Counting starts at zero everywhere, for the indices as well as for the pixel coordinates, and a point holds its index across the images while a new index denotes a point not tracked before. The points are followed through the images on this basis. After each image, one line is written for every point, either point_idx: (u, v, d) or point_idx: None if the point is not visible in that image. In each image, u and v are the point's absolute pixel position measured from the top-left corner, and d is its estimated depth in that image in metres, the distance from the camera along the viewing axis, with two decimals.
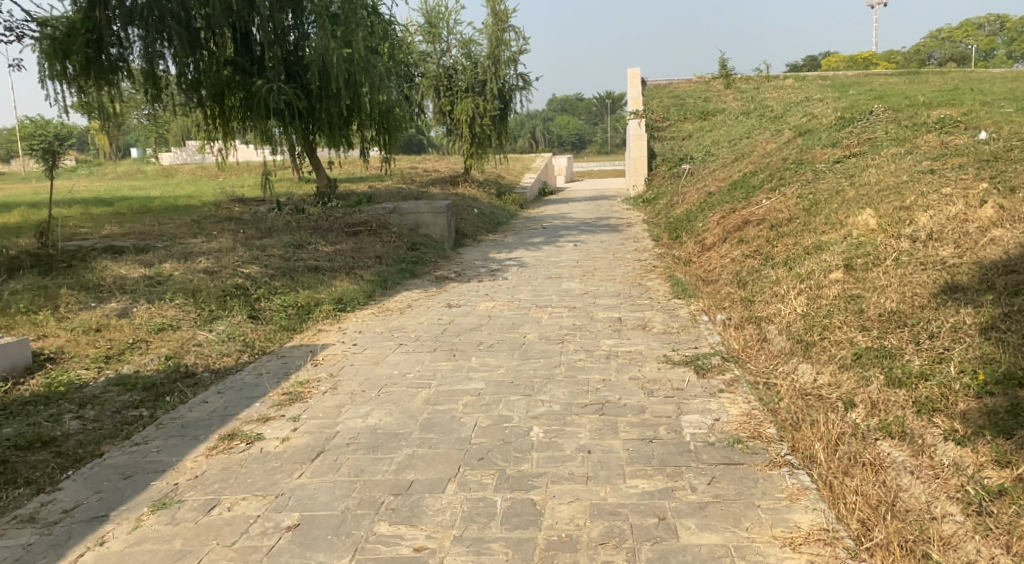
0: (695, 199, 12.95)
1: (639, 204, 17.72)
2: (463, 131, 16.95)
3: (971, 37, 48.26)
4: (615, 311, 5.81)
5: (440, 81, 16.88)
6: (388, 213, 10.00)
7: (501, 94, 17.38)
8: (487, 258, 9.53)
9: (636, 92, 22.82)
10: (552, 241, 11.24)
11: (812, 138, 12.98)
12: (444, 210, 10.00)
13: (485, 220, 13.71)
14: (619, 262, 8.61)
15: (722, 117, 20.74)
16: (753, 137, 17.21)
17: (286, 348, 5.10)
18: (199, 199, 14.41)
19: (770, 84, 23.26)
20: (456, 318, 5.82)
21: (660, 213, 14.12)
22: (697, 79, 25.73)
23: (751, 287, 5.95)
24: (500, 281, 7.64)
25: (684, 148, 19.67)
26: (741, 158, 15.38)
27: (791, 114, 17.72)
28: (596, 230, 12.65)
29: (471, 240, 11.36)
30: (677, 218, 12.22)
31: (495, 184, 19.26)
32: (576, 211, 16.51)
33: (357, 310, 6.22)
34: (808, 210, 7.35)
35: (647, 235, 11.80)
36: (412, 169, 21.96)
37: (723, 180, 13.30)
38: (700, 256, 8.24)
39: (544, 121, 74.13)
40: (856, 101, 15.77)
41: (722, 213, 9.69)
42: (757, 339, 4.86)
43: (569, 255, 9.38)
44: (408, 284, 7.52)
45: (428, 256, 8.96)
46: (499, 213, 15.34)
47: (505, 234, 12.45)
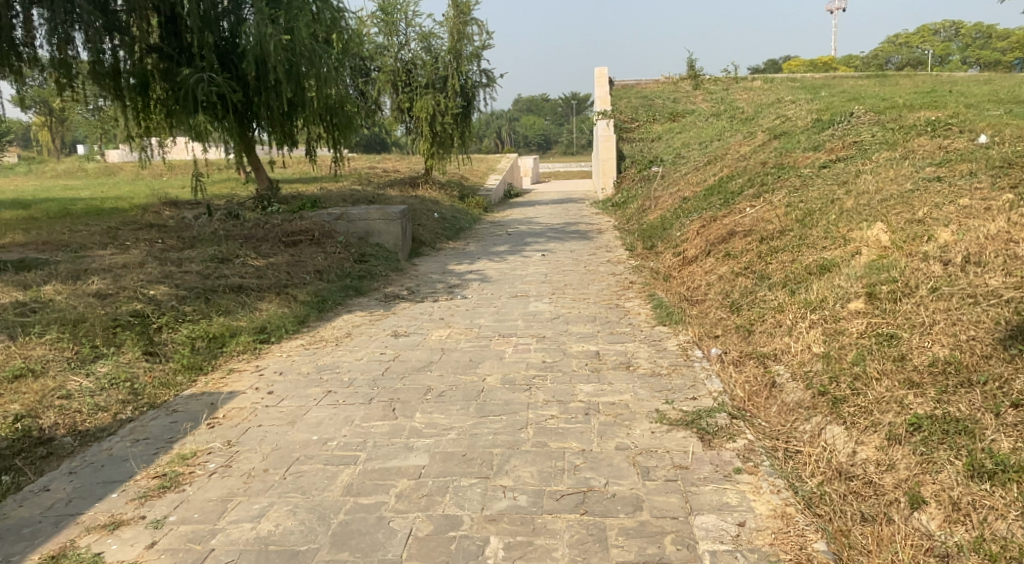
0: (669, 205, 12.17)
1: (608, 208, 16.93)
2: (422, 130, 15.93)
3: (927, 42, 48.86)
4: (589, 343, 4.91)
5: (398, 76, 15.81)
6: (336, 219, 8.94)
7: (463, 91, 16.40)
8: (444, 271, 8.57)
9: (604, 91, 22.05)
10: (517, 250, 10.33)
11: (791, 141, 12.28)
12: (398, 216, 8.98)
13: (446, 225, 12.72)
14: (592, 277, 7.75)
15: (692, 118, 20.08)
16: (725, 140, 16.55)
17: (183, 399, 4.09)
18: (131, 201, 13.17)
19: (740, 85, 22.70)
20: (402, 352, 4.86)
21: (632, 219, 13.32)
22: (665, 79, 25.09)
23: (747, 313, 5.08)
24: (457, 300, 6.71)
25: (653, 149, 18.95)
26: (714, 162, 14.67)
27: (764, 117, 17.10)
28: (564, 237, 11.77)
29: (429, 249, 10.38)
30: (650, 226, 11.41)
31: (458, 186, 18.31)
32: (543, 216, 15.65)
33: (283, 341, 5.23)
34: (804, 220, 6.55)
35: (619, 243, 10.98)
36: (371, 169, 20.88)
37: (698, 185, 12.56)
38: (680, 270, 7.39)
39: (509, 121, 73.25)
40: (831, 104, 15.20)
41: (703, 222, 8.86)
42: (763, 383, 4.00)
43: (536, 267, 8.48)
44: (350, 304, 6.53)
45: (376, 269, 7.96)
46: (461, 218, 14.36)
47: (466, 241, 11.49)
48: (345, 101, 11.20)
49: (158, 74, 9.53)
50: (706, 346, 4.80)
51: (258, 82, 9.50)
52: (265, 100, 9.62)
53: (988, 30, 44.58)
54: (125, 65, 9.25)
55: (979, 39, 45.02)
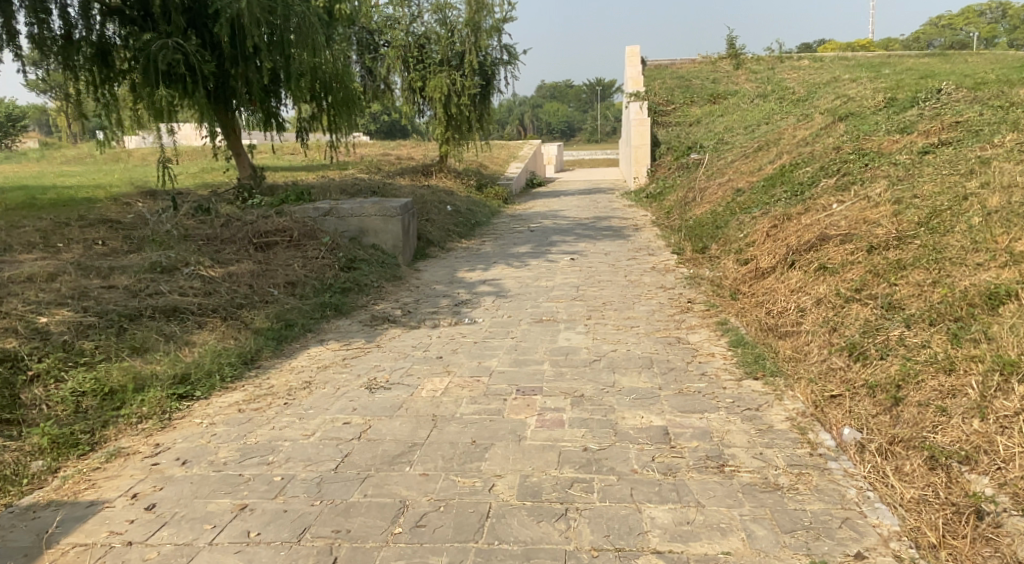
0: (718, 197, 10.49)
1: (641, 200, 15.26)
2: (437, 112, 14.37)
3: (972, 24, 46.31)
4: (653, 413, 3.29)
5: (409, 52, 14.22)
6: (323, 216, 7.44)
7: (482, 70, 14.82)
8: (453, 280, 7.00)
9: (636, 71, 20.29)
10: (543, 251, 8.74)
11: (862, 124, 10.53)
12: (398, 213, 7.43)
13: (459, 220, 11.16)
14: (637, 292, 6.12)
15: (735, 100, 18.28)
16: (775, 124, 14.79)
17: (8, 515, 2.57)
18: (109, 190, 11.76)
19: (786, 65, 20.82)
20: (375, 421, 3.29)
21: (671, 214, 11.68)
22: (701, 59, 23.24)
23: (885, 369, 3.49)
24: (464, 324, 5.14)
25: (692, 134, 17.21)
26: (766, 148, 12.93)
27: (819, 98, 15.28)
28: (595, 235, 10.15)
29: (438, 250, 8.81)
30: (697, 222, 9.73)
31: (476, 175, 16.77)
32: (569, 208, 14.02)
33: (213, 395, 3.67)
34: (933, 225, 4.88)
35: (661, 243, 9.37)
36: (384, 157, 19.40)
37: (751, 175, 10.86)
38: (754, 284, 5.79)
39: (532, 107, 71.39)
40: (900, 83, 13.39)
41: (773, 222, 7.23)
42: (958, 511, 2.40)
43: (566, 277, 6.88)
44: (325, 330, 4.98)
45: (367, 280, 6.40)
46: (477, 212, 12.80)
47: (483, 240, 9.92)
48: (342, 77, 9.63)
49: (121, 43, 8.04)
50: (833, 424, 3.22)
51: (235, 51, 7.96)
52: (244, 72, 8.08)
53: None
54: (80, 33, 7.76)
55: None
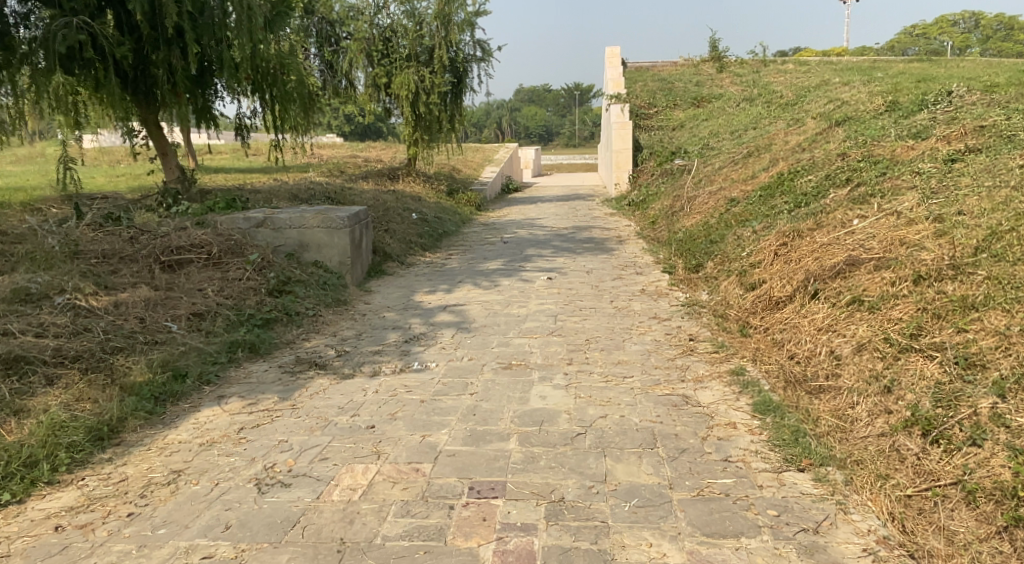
0: (709, 207, 9.54)
1: (623, 209, 14.31)
2: (404, 111, 13.27)
3: (945, 34, 46.37)
4: (664, 539, 2.28)
5: (374, 46, 13.05)
6: (255, 227, 6.30)
7: (453, 66, 13.79)
8: (408, 304, 5.91)
9: (616, 71, 19.37)
10: (516, 268, 7.69)
11: (865, 129, 9.66)
12: (344, 225, 6.34)
13: (424, 230, 10.07)
14: (626, 324, 5.08)
15: (720, 104, 17.44)
16: (764, 129, 13.95)
17: None
18: (31, 192, 10.48)
19: (771, 68, 20.03)
20: (252, 553, 2.23)
21: (658, 224, 10.71)
22: (683, 61, 22.42)
23: (987, 465, 2.51)
24: (411, 370, 4.05)
25: (676, 139, 16.33)
26: (758, 155, 12.05)
27: (810, 102, 14.46)
28: (575, 248, 9.15)
29: (396, 266, 7.73)
30: (689, 235, 8.76)
31: (447, 179, 15.71)
32: (547, 216, 13.02)
33: (28, 499, 2.60)
34: (996, 250, 3.90)
35: (648, 258, 8.40)
36: (351, 159, 18.26)
37: (744, 183, 9.93)
38: (767, 318, 4.79)
39: (509, 110, 70.45)
40: (897, 87, 12.60)
41: (778, 240, 6.23)
42: None
43: (541, 303, 5.83)
44: (228, 381, 3.87)
45: (300, 308, 5.28)
46: (446, 220, 11.73)
47: (449, 253, 8.84)
48: (285, 68, 8.43)
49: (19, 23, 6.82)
50: None
51: (154, 33, 6.77)
52: (166, 59, 6.89)
53: (1010, 22, 42.20)
54: None
55: (1000, 30, 42.58)
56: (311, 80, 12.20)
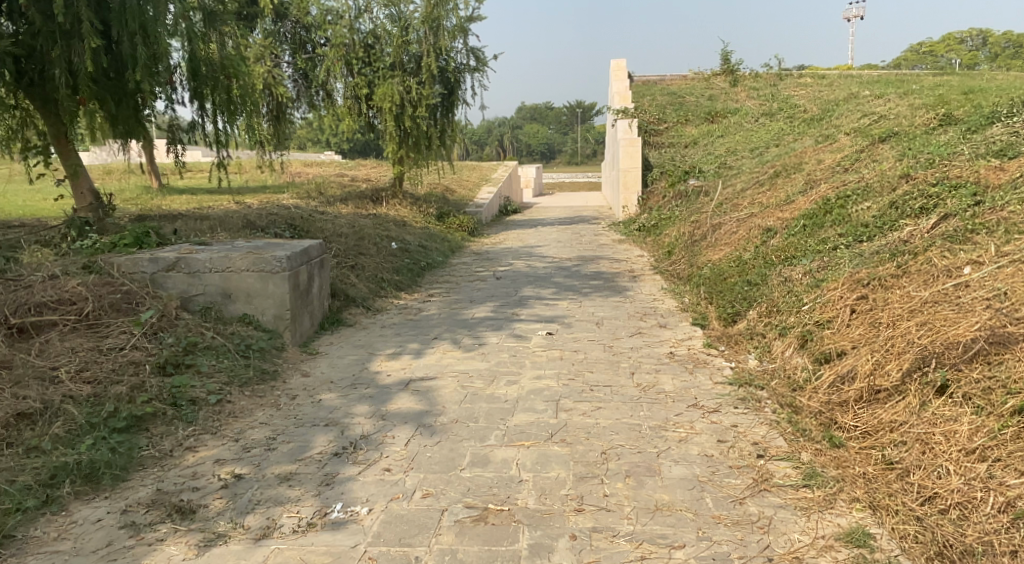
0: (739, 237, 8.06)
1: (633, 235, 12.84)
2: (387, 126, 11.86)
3: (953, 51, 45.19)
4: None
5: (353, 53, 11.65)
6: (165, 271, 4.81)
7: (443, 77, 12.44)
8: (358, 378, 4.38)
9: (622, 85, 17.97)
10: (508, 317, 6.17)
11: (922, 146, 8.19)
12: (283, 267, 4.88)
13: (404, 263, 8.60)
14: (658, 420, 3.57)
15: (736, 119, 16.04)
16: (788, 147, 12.52)
17: None
18: None
19: (788, 82, 18.61)
20: None
21: (676, 256, 9.22)
22: (693, 75, 21.06)
23: None
24: (325, 524, 2.54)
25: (689, 156, 14.91)
26: (787, 175, 10.59)
27: (839, 117, 13.02)
28: (581, 287, 7.67)
29: (359, 313, 6.25)
30: (718, 273, 7.26)
31: (438, 201, 14.30)
32: (548, 243, 11.57)
33: None
34: None
35: (668, 302, 6.92)
36: (337, 179, 16.83)
37: (779, 208, 8.47)
38: (867, 418, 3.32)
39: (510, 128, 69.39)
40: (941, 100, 11.19)
41: (849, 290, 4.74)
42: None
43: (537, 380, 4.32)
44: (22, 551, 2.44)
45: (197, 391, 3.77)
46: (432, 249, 10.27)
47: (429, 293, 7.37)
48: (230, 74, 6.92)
49: None
50: None
51: (51, 23, 5.33)
52: (65, 55, 5.41)
53: (1019, 39, 41.14)
54: None
55: (1009, 48, 41.48)
56: (280, 91, 10.83)
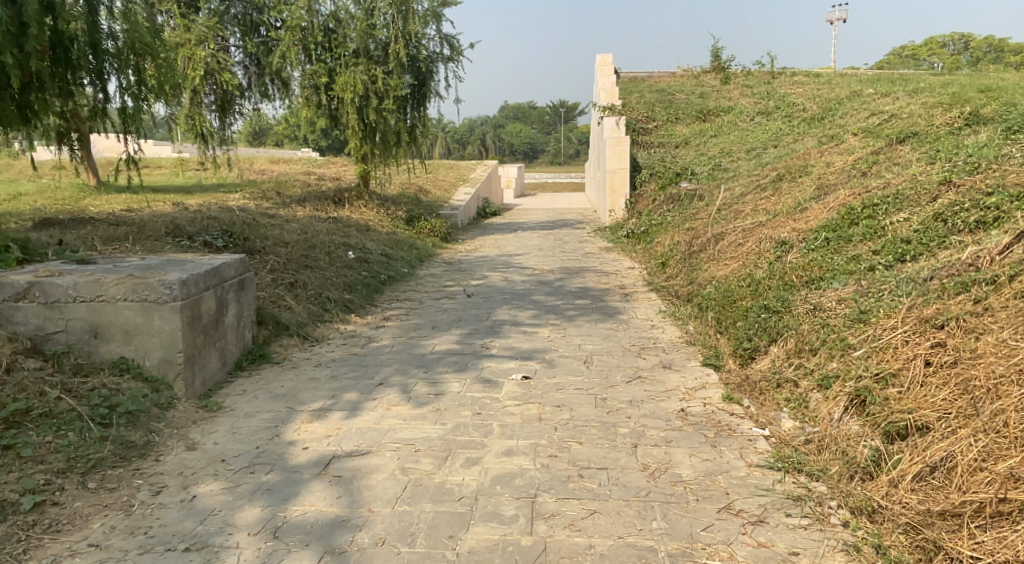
0: (747, 250, 6.98)
1: (621, 243, 11.74)
2: (349, 120, 10.66)
3: (936, 55, 44.72)
4: None
5: (311, 36, 10.41)
6: (14, 301, 3.64)
7: (413, 66, 11.25)
8: (262, 455, 3.18)
9: (608, 80, 16.86)
10: (476, 351, 4.99)
11: (954, 148, 7.16)
12: (174, 296, 3.69)
13: (360, 276, 7.42)
14: (677, 541, 2.45)
15: (730, 118, 15.01)
16: (790, 147, 11.49)
17: None
18: None
19: (783, 80, 17.63)
20: None
21: (672, 270, 8.10)
22: (681, 71, 20.02)
23: None
24: None
25: (680, 156, 13.86)
26: (792, 178, 9.54)
27: (843, 116, 12.03)
28: (565, 308, 6.53)
29: (292, 346, 5.07)
30: (726, 294, 6.14)
31: (408, 203, 13.09)
32: (527, 251, 10.43)
33: None
34: None
35: (669, 329, 5.80)
36: (301, 178, 15.51)
37: (790, 216, 7.40)
38: (995, 548, 2.29)
39: (492, 127, 68.20)
40: (958, 97, 10.21)
41: (915, 332, 3.65)
42: None
43: (506, 457, 3.16)
44: None
45: (4, 493, 2.61)
46: (397, 258, 9.09)
47: (385, 315, 6.19)
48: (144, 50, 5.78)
49: None
50: None
51: None
52: None
53: (1001, 44, 40.75)
54: None
55: (991, 53, 41.10)
56: (225, 77, 9.48)
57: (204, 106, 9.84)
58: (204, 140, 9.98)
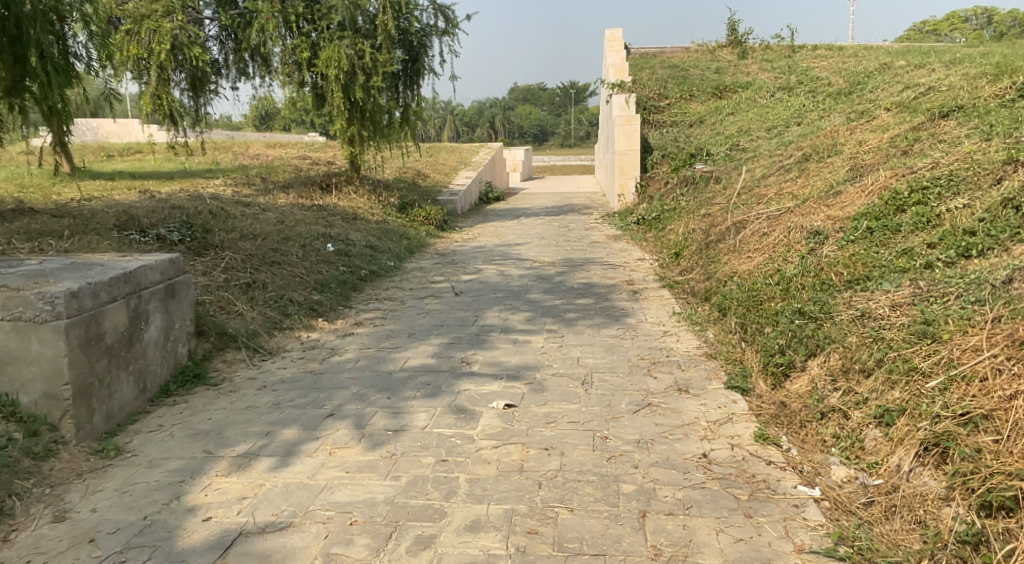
0: (774, 240, 6.10)
1: (630, 230, 10.87)
2: (334, 99, 9.82)
3: (958, 30, 43.08)
4: None
5: (291, 8, 9.55)
6: None
7: (404, 40, 10.38)
8: (146, 532, 2.42)
9: (618, 55, 15.87)
10: (453, 369, 4.18)
11: (1013, 121, 6.22)
12: (56, 313, 2.96)
13: (336, 272, 6.62)
14: None
15: (748, 94, 14.02)
16: (815, 124, 10.52)
17: None
18: None
19: (804, 54, 16.55)
20: None
21: (687, 263, 7.25)
22: (696, 47, 18.96)
23: None
24: None
25: (694, 135, 12.91)
26: (819, 158, 8.62)
27: (873, 90, 11.04)
28: (566, 309, 5.70)
29: (238, 363, 4.29)
30: (750, 294, 5.29)
31: (403, 188, 12.26)
32: (528, 241, 9.59)
33: None
34: None
35: (685, 336, 4.96)
36: (294, 163, 14.71)
37: (822, 202, 6.51)
38: None
39: (502, 109, 66.93)
40: (1004, 67, 9.21)
41: (1008, 359, 2.82)
42: None
43: (470, 536, 2.36)
44: None
45: None
46: (383, 250, 8.28)
47: (357, 320, 5.39)
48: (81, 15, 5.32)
49: None
50: None
51: None
52: None
53: None
54: None
55: (1016, 27, 39.46)
56: (195, 52, 8.60)
57: (173, 84, 9.03)
58: (174, 122, 9.18)
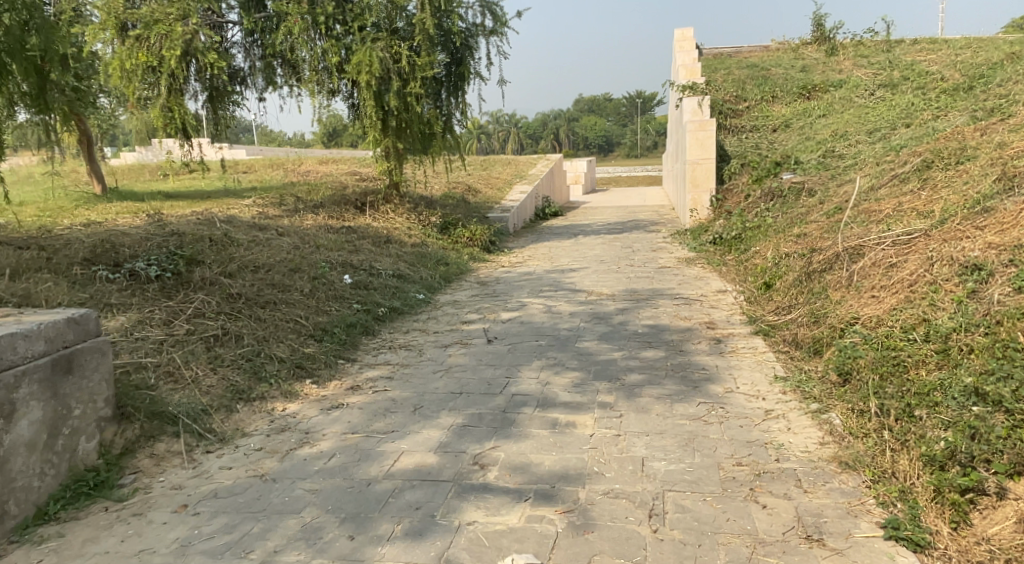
0: (909, 274, 4.56)
1: (705, 251, 9.37)
2: (366, 108, 8.76)
3: None
4: None
5: (321, 7, 8.50)
6: None
7: (447, 41, 9.25)
8: None
9: (688, 55, 14.35)
10: (459, 477, 2.89)
11: None
12: None
13: (345, 311, 5.45)
14: None
15: (842, 93, 12.28)
16: (932, 124, 8.79)
17: None
18: None
19: (904, 48, 14.62)
20: None
21: (783, 298, 5.75)
22: (776, 45, 17.22)
23: None
24: None
25: (780, 141, 11.29)
26: (947, 165, 6.95)
27: (1002, 83, 9.22)
28: (626, 367, 4.33)
29: (170, 459, 3.12)
30: (885, 352, 3.81)
31: (448, 205, 11.13)
32: (585, 265, 8.24)
33: None
34: None
35: (794, 416, 3.51)
36: (338, 179, 13.85)
37: (971, 220, 4.92)
38: None
39: (566, 120, 65.76)
40: None
41: None
42: None
43: None
44: None
45: None
46: (413, 278, 7.10)
47: (353, 382, 4.18)
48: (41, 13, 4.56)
49: None
50: None
51: None
52: None
53: None
54: None
55: None
56: (211, 60, 7.70)
57: (188, 95, 8.16)
58: (188, 136, 8.32)
